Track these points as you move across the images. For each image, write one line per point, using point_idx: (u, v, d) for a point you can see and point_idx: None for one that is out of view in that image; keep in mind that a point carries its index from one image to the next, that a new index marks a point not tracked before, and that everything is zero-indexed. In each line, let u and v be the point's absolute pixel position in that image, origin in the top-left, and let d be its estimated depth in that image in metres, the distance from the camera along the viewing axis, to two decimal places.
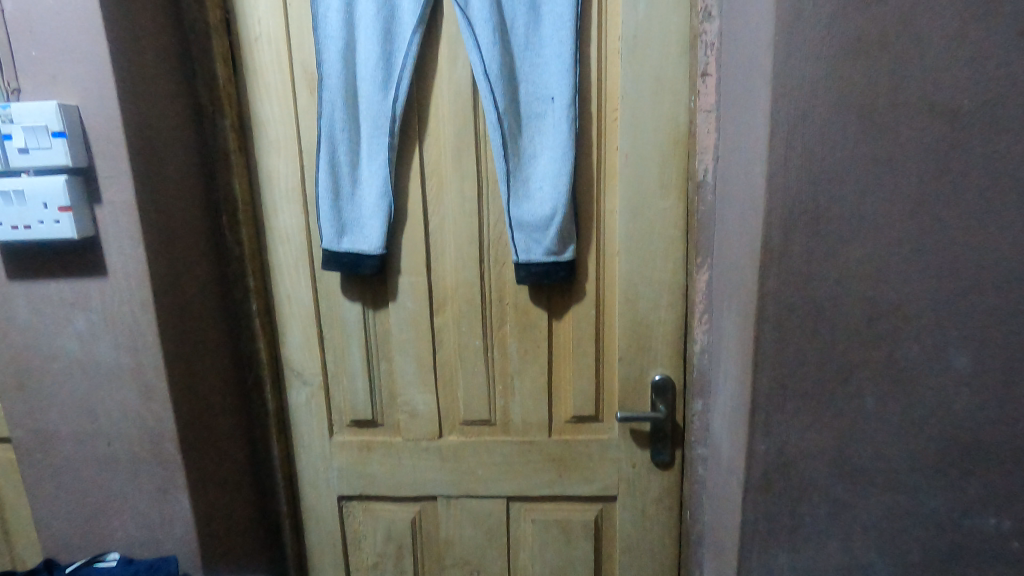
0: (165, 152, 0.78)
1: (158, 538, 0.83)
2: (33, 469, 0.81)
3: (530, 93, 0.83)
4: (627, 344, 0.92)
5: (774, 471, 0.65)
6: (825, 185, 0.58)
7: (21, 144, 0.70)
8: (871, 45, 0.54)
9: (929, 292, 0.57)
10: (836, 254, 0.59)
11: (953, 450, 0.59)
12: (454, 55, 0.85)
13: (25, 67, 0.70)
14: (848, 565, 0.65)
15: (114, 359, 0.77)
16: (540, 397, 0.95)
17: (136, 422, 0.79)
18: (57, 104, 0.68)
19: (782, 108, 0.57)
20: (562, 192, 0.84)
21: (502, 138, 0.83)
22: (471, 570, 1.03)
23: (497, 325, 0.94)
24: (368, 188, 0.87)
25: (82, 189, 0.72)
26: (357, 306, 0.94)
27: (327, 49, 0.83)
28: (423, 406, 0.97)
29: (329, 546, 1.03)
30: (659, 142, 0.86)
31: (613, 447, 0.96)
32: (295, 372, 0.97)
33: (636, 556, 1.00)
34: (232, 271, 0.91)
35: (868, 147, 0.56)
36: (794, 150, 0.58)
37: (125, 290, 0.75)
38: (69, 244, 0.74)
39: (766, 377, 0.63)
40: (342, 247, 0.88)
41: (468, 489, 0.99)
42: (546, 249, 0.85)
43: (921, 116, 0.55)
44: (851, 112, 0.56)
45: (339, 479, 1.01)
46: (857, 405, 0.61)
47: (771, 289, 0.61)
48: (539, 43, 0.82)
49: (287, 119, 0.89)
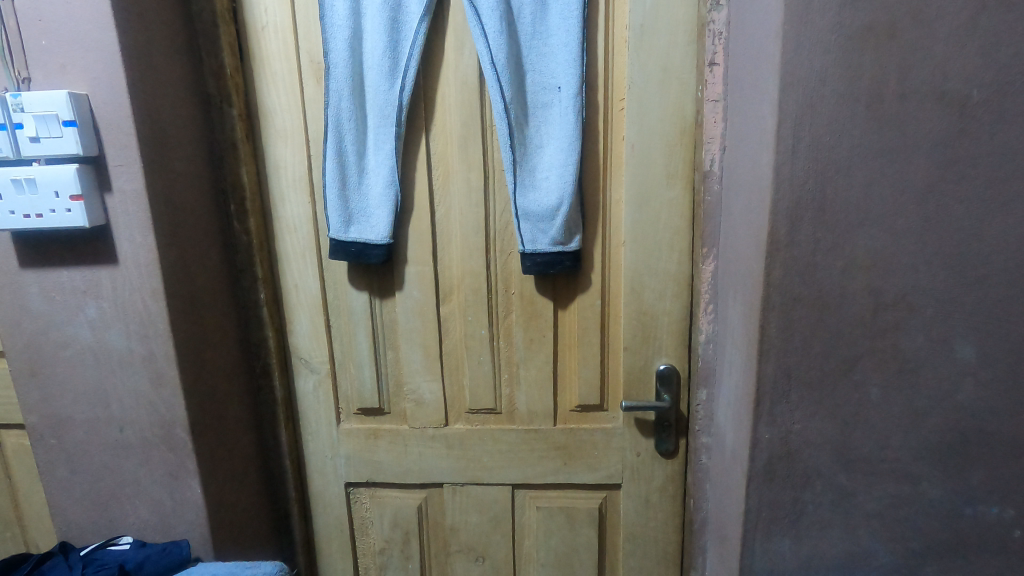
0: (174, 141, 0.79)
1: (170, 521, 0.84)
2: (45, 454, 0.83)
3: (537, 82, 0.83)
4: (632, 334, 0.93)
5: (778, 460, 0.65)
6: (833, 175, 0.58)
7: (32, 133, 0.70)
8: (881, 35, 0.54)
9: (935, 282, 0.58)
10: (843, 244, 0.59)
11: (957, 439, 0.60)
12: (461, 44, 0.85)
13: (36, 56, 0.70)
14: (850, 554, 0.66)
15: (126, 347, 0.78)
16: (546, 386, 0.96)
17: (148, 408, 0.80)
18: (68, 93, 0.69)
19: (790, 98, 0.57)
20: (568, 182, 0.84)
21: (509, 128, 0.83)
22: (477, 556, 1.04)
23: (502, 315, 0.94)
24: (375, 177, 0.87)
25: (92, 178, 0.73)
26: (364, 295, 0.94)
27: (334, 38, 0.82)
28: (430, 394, 0.97)
29: (336, 532, 1.05)
30: (666, 131, 0.85)
31: (617, 436, 0.97)
32: (303, 360, 0.98)
33: (639, 544, 1.01)
34: (239, 260, 0.92)
35: (876, 138, 0.56)
36: (802, 141, 0.58)
37: (136, 278, 0.76)
38: (80, 232, 0.75)
39: (772, 368, 0.63)
40: (349, 237, 0.88)
41: (473, 477, 1.00)
42: (552, 239, 0.86)
43: (930, 107, 0.55)
44: (860, 102, 0.56)
45: (347, 466, 1.02)
46: (862, 395, 0.62)
47: (776, 280, 0.61)
48: (546, 32, 0.82)
49: (294, 108, 0.89)
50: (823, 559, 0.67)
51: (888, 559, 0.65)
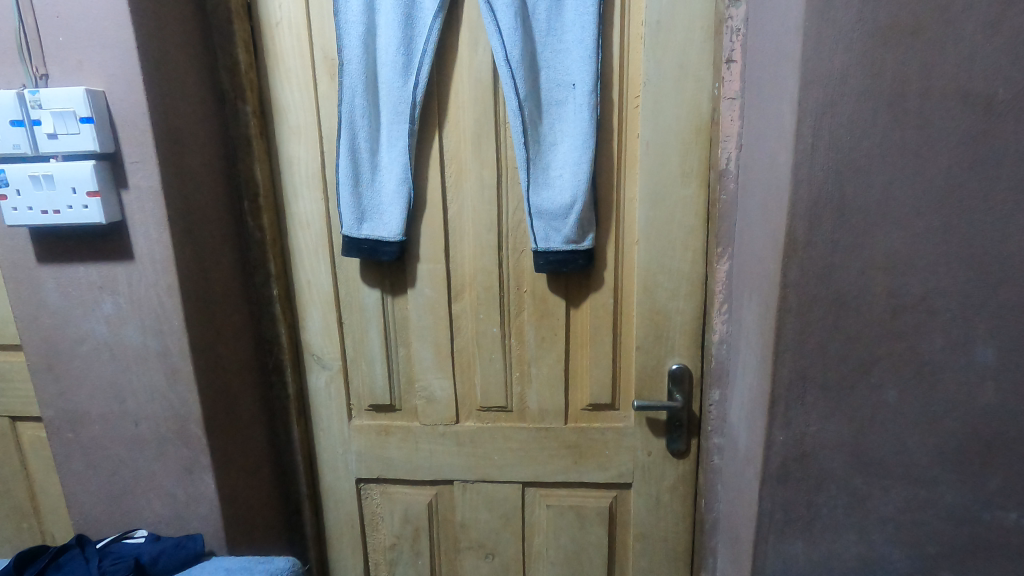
0: (189, 137, 0.79)
1: (184, 515, 0.85)
2: (63, 447, 0.83)
3: (552, 79, 0.82)
4: (645, 333, 0.92)
5: (792, 462, 0.65)
6: (852, 177, 0.57)
7: (50, 130, 0.70)
8: (903, 34, 0.53)
9: (957, 284, 0.57)
10: (863, 245, 0.58)
11: (975, 443, 0.60)
12: (475, 41, 0.85)
13: (53, 52, 0.70)
14: (865, 558, 0.65)
15: (141, 343, 0.79)
16: (557, 384, 0.95)
17: (163, 403, 0.81)
18: (85, 90, 0.69)
19: (810, 97, 0.56)
20: (582, 180, 0.83)
21: (523, 126, 0.82)
22: (486, 553, 1.04)
23: (514, 314, 0.94)
24: (388, 174, 0.87)
25: (109, 174, 0.73)
26: (376, 291, 0.95)
27: (348, 34, 0.82)
28: (441, 391, 0.97)
29: (347, 527, 1.05)
30: (681, 129, 0.85)
31: (629, 435, 0.97)
32: (315, 356, 0.98)
33: (650, 544, 1.00)
34: (253, 256, 0.92)
35: (897, 139, 0.55)
36: (822, 140, 0.57)
37: (152, 274, 0.76)
38: (97, 228, 0.75)
39: (787, 369, 0.62)
40: (362, 234, 0.88)
41: (483, 474, 1.00)
42: (565, 237, 0.85)
43: (954, 106, 0.54)
44: (881, 102, 0.55)
45: (358, 461, 1.02)
46: (879, 399, 0.61)
47: (793, 281, 0.60)
48: (561, 27, 0.81)
49: (309, 104, 0.89)
50: (837, 563, 0.66)
51: (903, 562, 0.64)
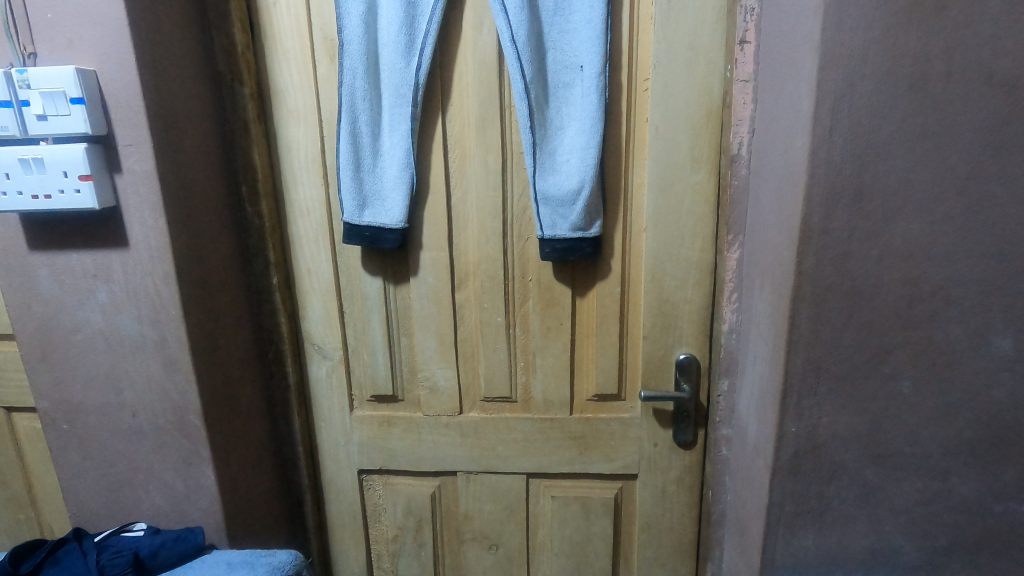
0: (184, 119, 0.76)
1: (183, 507, 0.84)
2: (58, 438, 0.82)
3: (559, 61, 0.80)
4: (651, 322, 0.91)
5: (805, 454, 0.63)
6: (872, 161, 0.55)
7: (39, 111, 0.68)
8: (929, 11, 0.51)
9: (978, 272, 0.55)
10: (882, 232, 0.56)
11: (991, 435, 0.58)
12: (479, 21, 0.82)
13: (42, 30, 0.68)
14: (876, 549, 0.64)
15: (138, 332, 0.77)
16: (562, 374, 0.94)
17: (160, 394, 0.79)
18: (75, 69, 0.66)
19: (830, 77, 0.54)
20: (590, 165, 0.81)
21: (529, 110, 0.80)
22: (490, 544, 1.04)
23: (519, 302, 0.92)
24: (390, 159, 0.85)
25: (101, 157, 0.71)
26: (378, 280, 0.92)
27: (349, 13, 0.80)
28: (444, 381, 0.96)
29: (349, 518, 1.04)
30: (691, 114, 0.82)
31: (634, 426, 0.95)
32: (315, 346, 0.96)
33: (654, 534, 0.99)
34: (252, 243, 0.90)
35: (920, 121, 0.53)
36: (842, 123, 0.54)
37: (148, 262, 0.74)
38: (90, 213, 0.73)
39: (801, 359, 0.61)
40: (363, 221, 0.86)
41: (487, 465, 0.99)
42: (572, 224, 0.83)
43: (979, 87, 0.52)
44: (903, 83, 0.53)
45: (360, 452, 1.01)
46: (894, 390, 0.60)
47: (809, 269, 0.58)
48: (569, 7, 0.78)
49: (308, 87, 0.86)
50: (848, 555, 0.65)
51: (914, 554, 0.63)
